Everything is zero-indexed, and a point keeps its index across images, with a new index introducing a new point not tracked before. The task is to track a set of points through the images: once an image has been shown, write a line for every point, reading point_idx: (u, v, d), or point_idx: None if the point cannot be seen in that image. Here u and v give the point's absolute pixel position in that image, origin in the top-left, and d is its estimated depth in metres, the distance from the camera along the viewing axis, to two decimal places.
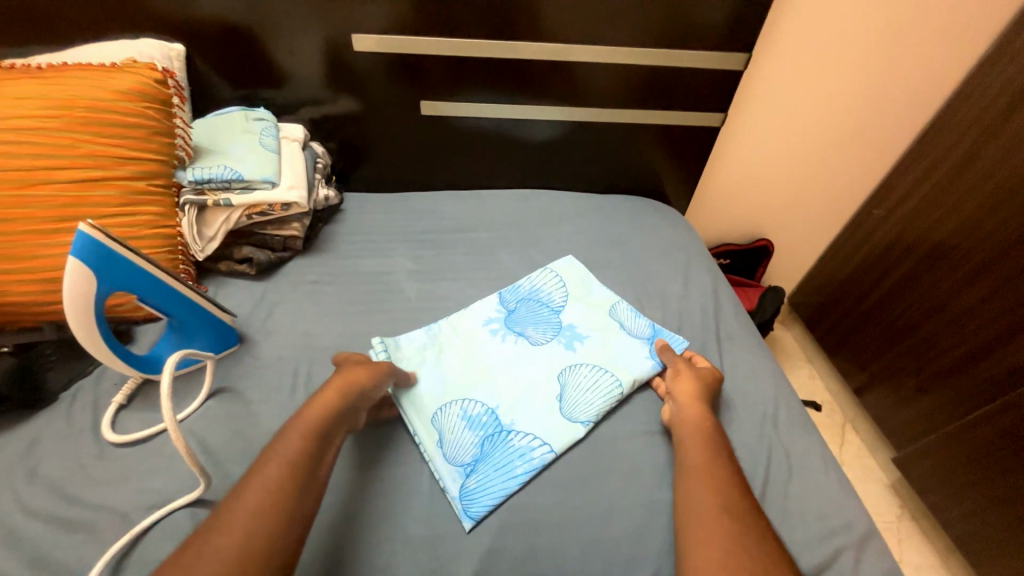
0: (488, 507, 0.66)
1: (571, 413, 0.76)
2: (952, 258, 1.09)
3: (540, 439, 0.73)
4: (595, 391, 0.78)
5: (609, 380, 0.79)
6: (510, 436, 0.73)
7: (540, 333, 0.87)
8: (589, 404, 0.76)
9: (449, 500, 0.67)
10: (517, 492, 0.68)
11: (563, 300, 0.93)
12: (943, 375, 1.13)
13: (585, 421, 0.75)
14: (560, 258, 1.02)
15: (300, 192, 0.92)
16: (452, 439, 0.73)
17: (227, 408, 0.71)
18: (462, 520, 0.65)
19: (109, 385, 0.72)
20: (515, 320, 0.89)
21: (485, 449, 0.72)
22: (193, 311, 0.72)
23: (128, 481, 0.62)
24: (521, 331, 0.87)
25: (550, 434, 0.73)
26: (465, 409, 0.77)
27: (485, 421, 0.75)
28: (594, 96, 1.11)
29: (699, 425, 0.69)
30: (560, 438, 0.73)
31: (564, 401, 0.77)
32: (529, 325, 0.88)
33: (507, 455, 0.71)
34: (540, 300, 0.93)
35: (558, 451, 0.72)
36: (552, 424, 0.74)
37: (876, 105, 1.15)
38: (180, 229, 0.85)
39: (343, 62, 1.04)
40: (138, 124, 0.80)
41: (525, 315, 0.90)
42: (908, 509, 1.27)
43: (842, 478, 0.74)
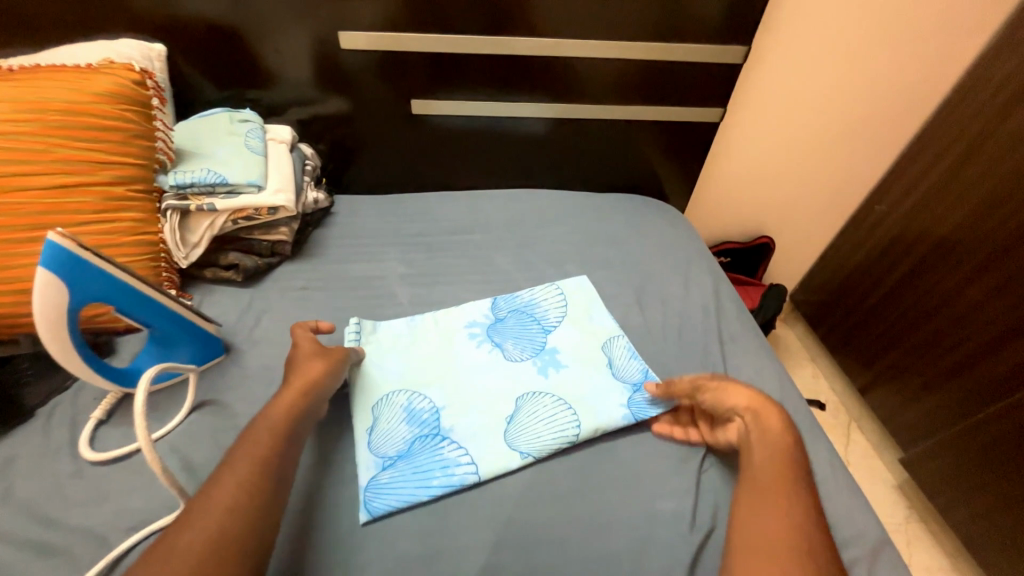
0: (388, 508, 0.63)
1: (513, 440, 0.71)
2: (958, 253, 1.07)
3: (469, 458, 0.69)
4: (547, 424, 0.72)
5: (568, 416, 0.73)
6: (442, 443, 0.70)
7: (518, 350, 0.82)
8: (535, 435, 0.71)
9: (357, 490, 0.66)
10: (425, 503, 0.65)
11: (556, 321, 0.87)
12: (950, 373, 1.10)
13: (524, 453, 0.69)
14: (573, 278, 0.95)
15: (287, 195, 0.89)
16: (386, 429, 0.71)
17: (211, 423, 0.68)
18: (359, 511, 0.64)
19: (88, 400, 0.68)
20: (498, 329, 0.85)
21: (413, 449, 0.70)
22: (175, 322, 0.69)
23: (106, 502, 0.59)
24: (499, 342, 0.83)
25: (481, 456, 0.69)
26: (409, 402, 0.75)
27: (424, 419, 0.73)
28: (590, 92, 1.08)
29: (779, 448, 0.62)
30: (489, 466, 0.68)
31: (512, 424, 0.73)
32: (510, 338, 0.84)
33: (430, 462, 0.68)
34: (533, 314, 0.88)
35: (482, 476, 0.67)
36: (488, 439, 0.71)
37: (877, 98, 1.12)
38: (162, 236, 0.82)
39: (332, 61, 1.01)
40: (116, 127, 0.77)
41: (511, 327, 0.86)
42: (915, 509, 1.25)
43: (853, 484, 0.71)
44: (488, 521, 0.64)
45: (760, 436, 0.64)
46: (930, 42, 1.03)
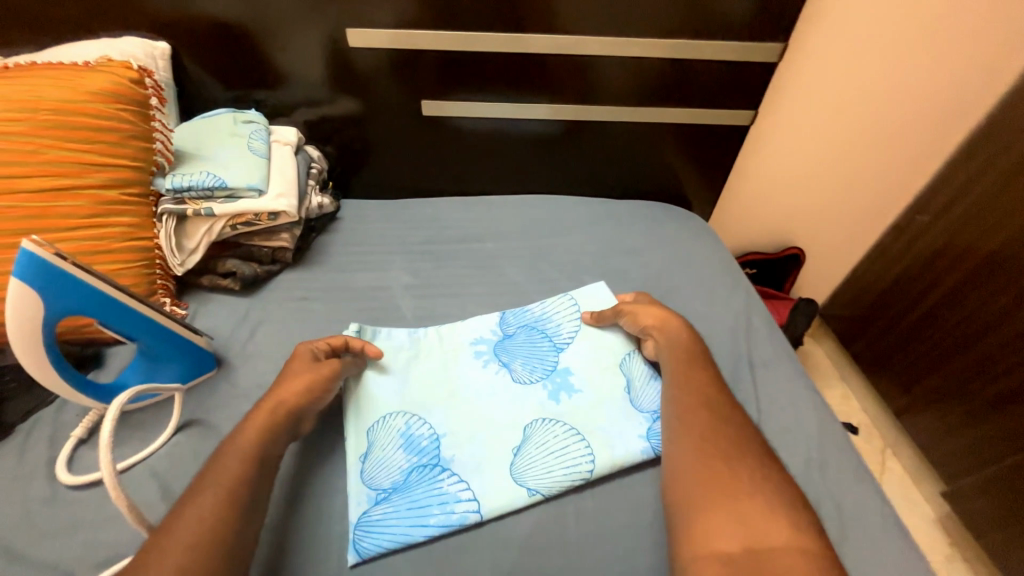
0: (380, 549, 0.58)
1: (519, 475, 0.64)
2: (1009, 271, 0.97)
3: (470, 493, 0.63)
4: (558, 457, 0.66)
5: (580, 448, 0.66)
6: (442, 474, 0.64)
7: (527, 371, 0.76)
8: (545, 470, 0.64)
9: (347, 526, 0.61)
10: (420, 543, 0.60)
11: (568, 339, 0.80)
12: (1004, 403, 1.00)
13: (532, 489, 0.63)
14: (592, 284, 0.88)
15: (289, 201, 0.84)
16: (380, 457, 0.66)
17: (196, 445, 0.63)
18: (349, 552, 0.59)
19: (71, 416, 0.64)
20: (505, 347, 0.79)
21: (410, 480, 0.64)
22: (160, 336, 0.64)
23: (78, 533, 0.55)
24: (507, 363, 0.77)
25: (484, 492, 0.63)
26: (407, 426, 0.69)
27: (423, 446, 0.67)
28: (611, 94, 1.01)
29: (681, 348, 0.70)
30: (492, 503, 0.62)
31: (519, 457, 0.66)
32: (519, 358, 0.77)
33: (428, 497, 0.62)
34: (545, 331, 0.81)
35: (485, 515, 0.61)
36: (492, 473, 0.64)
37: (923, 103, 1.02)
38: (157, 242, 0.78)
39: (343, 61, 0.96)
40: (110, 127, 0.73)
41: (520, 345, 0.79)
42: (959, 548, 1.14)
43: (906, 538, 0.62)
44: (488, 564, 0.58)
45: (666, 342, 0.72)
46: (984, 38, 0.91)
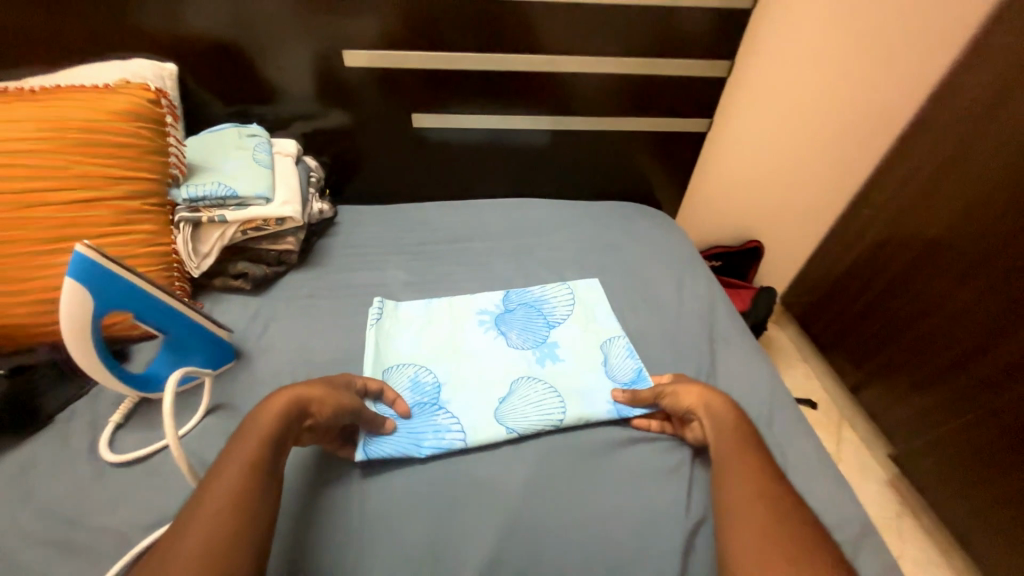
0: (385, 453, 0.69)
1: (502, 416, 0.75)
2: (940, 257, 1.11)
3: (459, 425, 0.73)
4: (535, 406, 0.76)
5: (554, 402, 0.76)
6: (438, 411, 0.75)
7: (521, 340, 0.87)
8: (523, 414, 0.75)
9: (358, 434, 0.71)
10: (416, 459, 0.70)
11: (561, 318, 0.91)
12: (936, 370, 1.14)
13: (510, 428, 0.73)
14: (584, 279, 1.00)
15: (294, 207, 0.92)
16: (392, 391, 0.78)
17: (225, 425, 0.71)
18: (358, 450, 0.69)
19: (106, 405, 0.72)
20: (505, 318, 0.91)
21: (412, 412, 0.75)
22: (189, 328, 0.72)
23: (126, 503, 0.62)
24: (504, 331, 0.88)
25: (471, 426, 0.73)
26: (414, 374, 0.81)
27: (427, 389, 0.79)
28: (582, 103, 1.13)
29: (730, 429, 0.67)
30: (477, 435, 0.72)
31: (504, 404, 0.77)
32: (515, 328, 0.89)
33: (426, 425, 0.73)
34: (541, 309, 0.93)
35: (470, 443, 0.71)
36: (478, 412, 0.75)
37: (857, 106, 1.17)
38: (174, 246, 0.85)
39: (335, 78, 1.05)
40: (132, 144, 0.80)
41: (518, 318, 0.91)
42: (909, 505, 1.26)
43: (839, 476, 0.73)
44: (492, 515, 0.65)
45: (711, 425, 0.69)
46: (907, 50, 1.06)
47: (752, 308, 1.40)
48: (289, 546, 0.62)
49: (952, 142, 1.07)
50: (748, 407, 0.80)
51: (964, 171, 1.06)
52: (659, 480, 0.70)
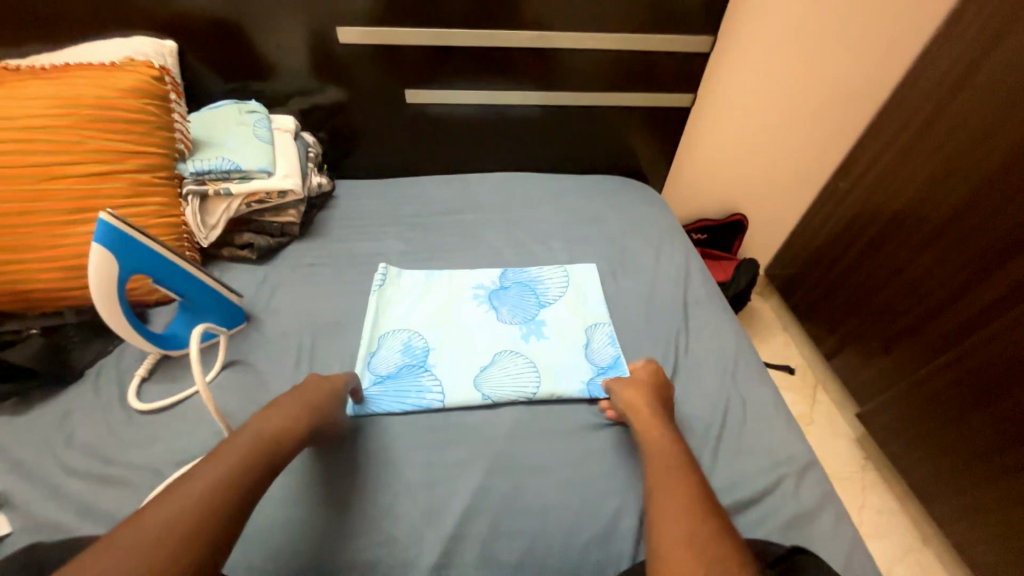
0: (372, 410, 0.77)
1: (480, 382, 0.81)
2: (911, 226, 1.18)
3: (440, 388, 0.80)
4: (512, 379, 0.82)
5: (530, 377, 0.82)
6: (424, 373, 0.82)
7: (511, 315, 0.92)
8: (499, 384, 0.81)
9: None
10: (398, 415, 0.77)
11: (554, 298, 0.96)
12: (902, 334, 1.22)
13: (485, 395, 0.79)
14: (582, 264, 1.03)
15: (295, 180, 0.98)
16: (385, 354, 0.85)
17: (241, 378, 0.79)
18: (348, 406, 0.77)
19: (130, 361, 0.79)
20: (499, 295, 0.96)
21: (400, 372, 0.82)
22: (204, 289, 0.79)
23: (156, 443, 0.70)
24: (496, 306, 0.94)
25: (450, 389, 0.80)
26: (407, 339, 0.88)
27: (417, 352, 0.86)
28: (571, 78, 1.16)
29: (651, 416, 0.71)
30: (455, 397, 0.79)
31: (483, 372, 0.83)
32: (507, 304, 0.94)
33: (410, 385, 0.80)
34: (535, 290, 0.97)
35: (448, 404, 0.78)
36: (457, 379, 0.81)
37: (837, 80, 1.22)
38: (184, 218, 0.91)
39: (330, 54, 1.08)
40: (141, 119, 0.85)
41: (512, 295, 0.96)
42: (872, 460, 1.38)
43: (790, 420, 0.80)
44: (481, 453, 0.73)
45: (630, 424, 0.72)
46: (889, 25, 1.12)
47: (733, 279, 1.47)
48: (297, 479, 0.69)
49: (925, 110, 1.12)
50: (715, 363, 0.88)
51: (934, 139, 1.11)
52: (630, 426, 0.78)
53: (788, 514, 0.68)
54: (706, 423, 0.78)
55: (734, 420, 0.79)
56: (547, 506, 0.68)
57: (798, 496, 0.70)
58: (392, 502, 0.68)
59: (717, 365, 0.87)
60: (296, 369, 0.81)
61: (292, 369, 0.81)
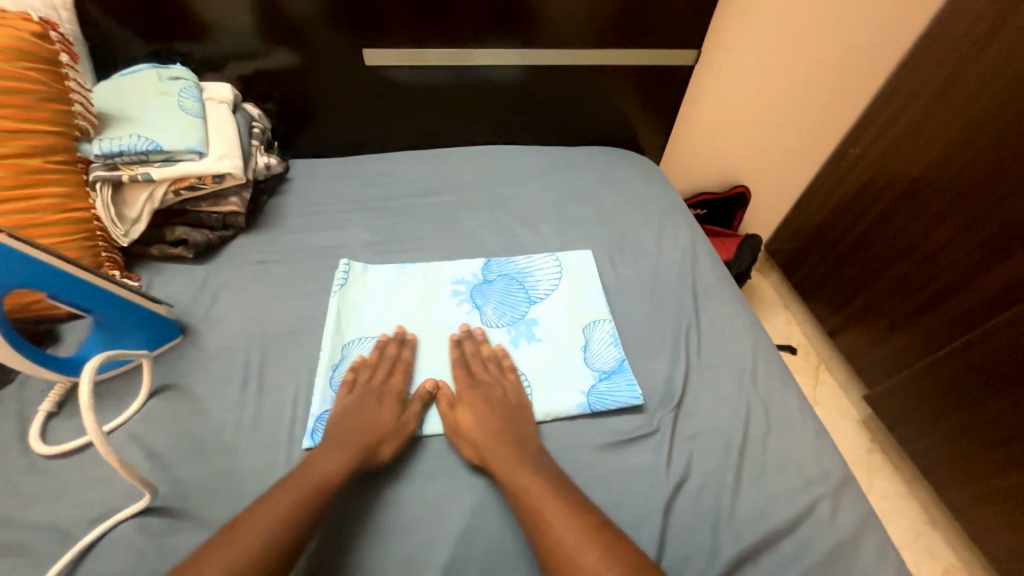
0: None
1: None
2: (927, 195, 1.06)
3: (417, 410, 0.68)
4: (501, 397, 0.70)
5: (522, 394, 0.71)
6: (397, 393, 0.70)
7: (496, 316, 0.80)
8: None
9: (306, 419, 0.66)
10: None
11: (545, 292, 0.83)
12: (915, 315, 1.12)
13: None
14: (575, 249, 0.90)
15: (233, 162, 0.81)
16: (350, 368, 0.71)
17: (173, 407, 0.65)
18: (305, 439, 0.64)
19: (34, 393, 0.65)
20: (482, 290, 0.83)
21: None
22: (116, 303, 0.65)
23: (66, 496, 0.57)
24: (480, 304, 0.81)
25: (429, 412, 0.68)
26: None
27: None
28: (560, 34, 1.00)
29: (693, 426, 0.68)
30: (435, 421, 0.67)
31: None
32: (492, 301, 0.81)
33: None
34: (523, 282, 0.84)
35: (427, 430, 0.66)
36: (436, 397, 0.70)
37: (855, 34, 1.07)
38: (94, 212, 0.75)
39: (275, 9, 0.90)
40: (20, 88, 0.68)
41: (497, 290, 0.83)
42: (877, 441, 1.27)
43: (819, 428, 0.71)
44: (466, 486, 0.62)
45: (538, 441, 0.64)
46: None
47: (737, 258, 1.35)
48: None
49: (949, 66, 0.99)
50: (732, 365, 0.76)
51: (958, 100, 0.99)
52: (640, 443, 0.67)
53: (825, 544, 0.60)
54: (725, 436, 0.68)
55: (756, 432, 0.69)
56: None
57: (835, 522, 0.61)
58: (361, 554, 0.56)
59: (733, 368, 0.76)
60: (241, 392, 0.67)
61: (238, 394, 0.67)
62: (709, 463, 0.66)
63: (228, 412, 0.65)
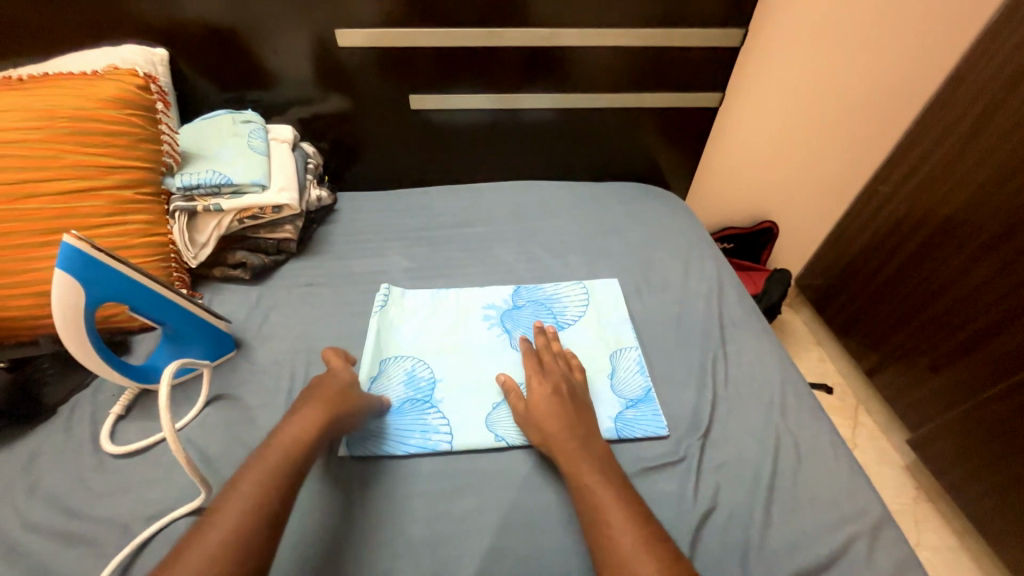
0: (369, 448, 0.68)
1: (492, 424, 0.71)
2: (963, 233, 1.05)
3: (447, 428, 0.71)
4: None
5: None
6: (429, 410, 0.73)
7: None
8: (514, 424, 0.71)
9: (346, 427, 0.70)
10: (398, 458, 0.68)
11: (572, 319, 0.86)
12: (958, 355, 1.07)
13: (498, 436, 0.70)
14: (600, 278, 0.94)
15: (290, 194, 0.90)
16: (386, 384, 0.76)
17: (225, 415, 0.71)
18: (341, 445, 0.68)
19: (106, 396, 0.72)
20: (512, 315, 0.86)
21: (403, 408, 0.73)
22: (184, 318, 0.72)
23: (128, 493, 0.62)
24: (509, 328, 0.84)
25: (459, 430, 0.71)
26: (411, 367, 0.78)
27: (421, 386, 0.76)
28: (588, 79, 1.07)
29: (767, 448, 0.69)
30: (465, 440, 0.69)
31: (496, 410, 0.73)
32: (522, 325, 0.85)
33: (414, 422, 0.71)
34: (550, 308, 0.88)
35: (456, 447, 0.69)
36: (466, 415, 0.72)
37: (878, 77, 1.11)
38: (171, 236, 0.84)
39: (333, 62, 1.02)
40: (122, 131, 0.80)
41: (525, 316, 0.86)
42: (925, 490, 1.19)
43: (854, 464, 0.69)
44: (493, 503, 0.64)
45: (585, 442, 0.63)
46: (939, 13, 0.99)
47: (765, 292, 1.35)
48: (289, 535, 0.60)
49: (975, 109, 1.00)
50: (762, 398, 0.76)
51: (988, 142, 0.99)
52: (667, 471, 0.67)
53: None
54: (754, 467, 0.68)
55: (786, 465, 0.68)
56: (572, 571, 0.58)
57: (873, 563, 0.59)
58: (392, 565, 0.58)
59: (764, 402, 0.75)
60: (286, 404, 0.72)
61: (283, 406, 0.72)
62: (737, 494, 0.65)
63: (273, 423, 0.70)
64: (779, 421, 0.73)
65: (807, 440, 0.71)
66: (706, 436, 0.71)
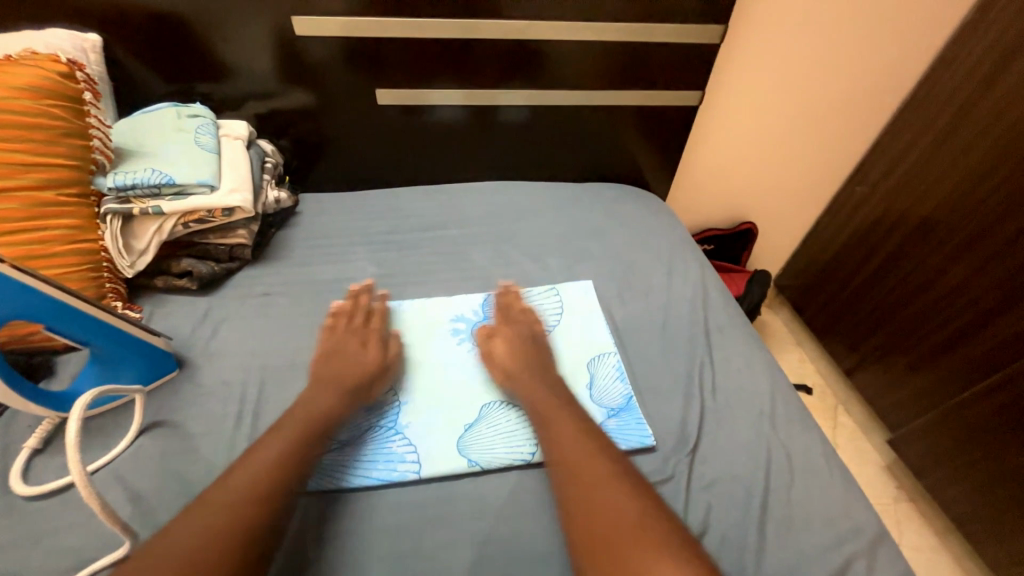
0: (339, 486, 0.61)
1: (464, 446, 0.65)
2: (938, 233, 1.04)
3: (415, 455, 0.64)
4: (503, 437, 0.66)
5: (527, 433, 0.67)
6: (394, 437, 0.66)
7: None
8: (489, 446, 0.65)
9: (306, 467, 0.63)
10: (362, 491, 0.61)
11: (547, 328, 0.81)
12: (937, 354, 1.07)
13: (472, 460, 0.64)
14: (575, 282, 0.89)
15: (243, 195, 0.82)
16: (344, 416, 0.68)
17: (161, 445, 0.63)
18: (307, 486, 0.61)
19: (20, 428, 0.62)
20: None
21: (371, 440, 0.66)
22: (113, 336, 0.64)
23: (40, 543, 0.53)
24: None
25: (428, 454, 0.64)
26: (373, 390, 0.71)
27: (386, 411, 0.69)
28: (565, 75, 1.03)
29: (760, 465, 0.65)
30: (434, 465, 0.63)
31: (469, 432, 0.67)
32: None
33: (379, 452, 0.64)
34: None
35: (425, 475, 0.62)
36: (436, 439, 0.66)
37: (857, 75, 1.09)
38: (103, 243, 0.75)
39: (295, 53, 0.94)
40: (41, 124, 0.70)
41: None
42: (905, 489, 1.19)
43: (847, 476, 0.66)
44: (468, 536, 0.58)
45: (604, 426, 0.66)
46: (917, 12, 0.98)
47: (746, 293, 1.32)
48: None
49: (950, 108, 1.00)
50: (752, 408, 0.72)
51: (962, 141, 0.99)
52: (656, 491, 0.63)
53: None
54: (746, 485, 0.64)
55: (779, 479, 0.64)
56: None
57: None
58: None
59: (754, 414, 0.72)
60: (233, 432, 0.65)
61: (230, 433, 0.64)
62: (729, 516, 0.61)
63: (217, 453, 0.62)
64: (771, 435, 0.69)
65: (800, 453, 0.68)
66: (695, 453, 0.67)
